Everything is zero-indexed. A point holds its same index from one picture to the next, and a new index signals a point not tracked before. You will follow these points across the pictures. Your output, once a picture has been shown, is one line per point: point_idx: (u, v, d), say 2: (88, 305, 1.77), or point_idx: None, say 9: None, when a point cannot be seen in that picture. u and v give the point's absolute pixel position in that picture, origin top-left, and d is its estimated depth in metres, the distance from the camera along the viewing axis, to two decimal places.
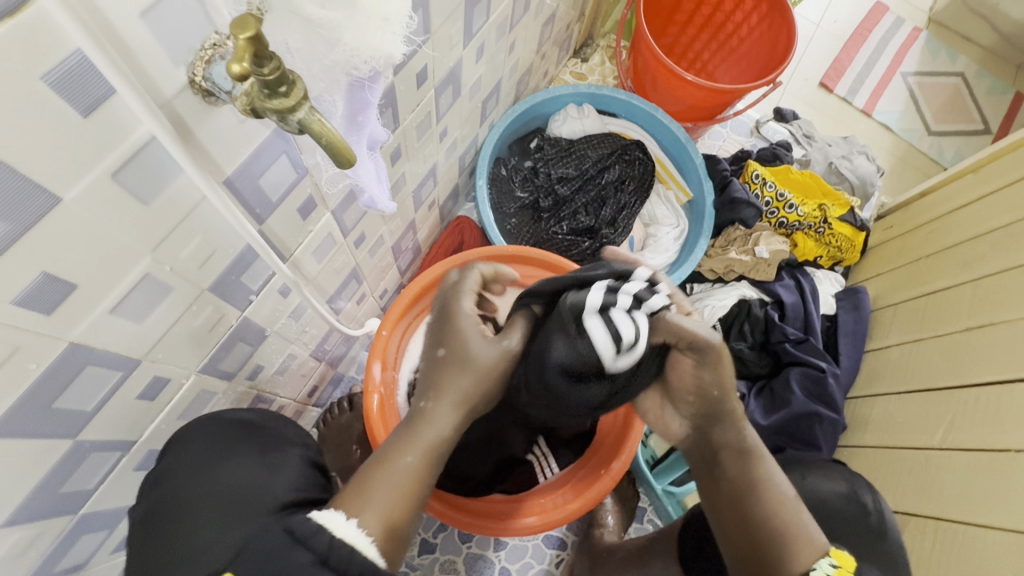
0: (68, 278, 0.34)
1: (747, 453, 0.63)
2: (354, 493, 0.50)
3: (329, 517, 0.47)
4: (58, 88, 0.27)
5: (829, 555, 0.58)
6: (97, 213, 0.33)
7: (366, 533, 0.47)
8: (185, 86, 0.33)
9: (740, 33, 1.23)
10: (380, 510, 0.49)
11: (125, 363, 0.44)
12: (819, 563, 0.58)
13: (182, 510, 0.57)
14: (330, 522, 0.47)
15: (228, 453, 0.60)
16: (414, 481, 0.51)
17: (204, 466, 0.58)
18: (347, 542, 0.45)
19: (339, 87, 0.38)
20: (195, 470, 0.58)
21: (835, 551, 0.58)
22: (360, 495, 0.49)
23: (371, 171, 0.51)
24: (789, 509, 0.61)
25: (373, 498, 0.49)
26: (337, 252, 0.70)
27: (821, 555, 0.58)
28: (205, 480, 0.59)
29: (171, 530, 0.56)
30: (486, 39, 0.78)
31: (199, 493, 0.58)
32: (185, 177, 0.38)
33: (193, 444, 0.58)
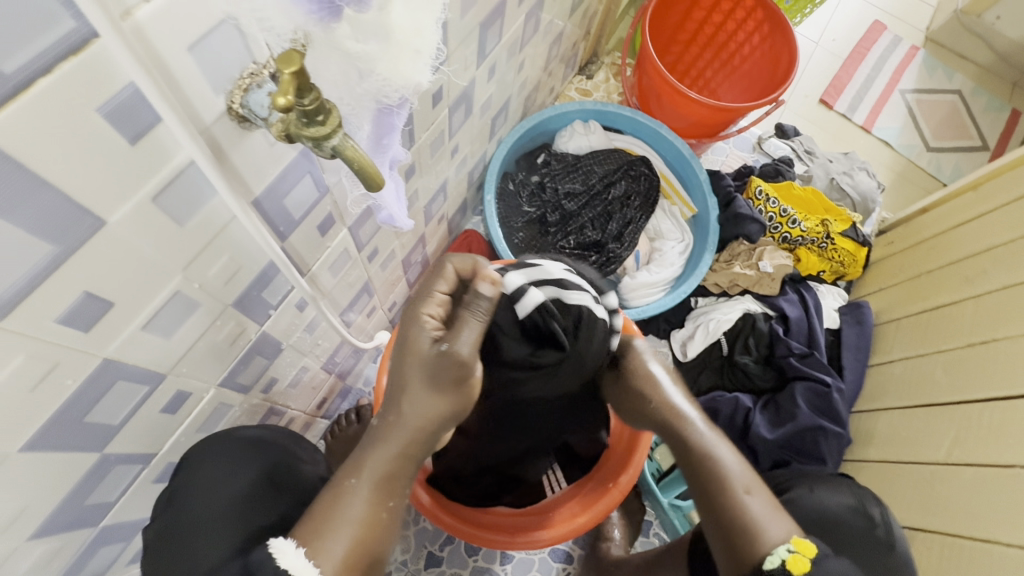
0: (106, 297, 0.35)
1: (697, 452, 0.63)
2: (307, 523, 0.51)
3: (282, 546, 0.51)
4: (110, 119, 0.29)
5: (789, 541, 0.57)
6: (136, 234, 0.35)
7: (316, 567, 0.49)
8: (223, 112, 0.35)
9: (742, 52, 1.26)
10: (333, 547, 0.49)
11: (151, 378, 0.45)
12: (777, 550, 0.56)
13: (193, 527, 0.58)
14: (280, 551, 0.51)
15: (237, 471, 0.61)
16: (371, 509, 0.51)
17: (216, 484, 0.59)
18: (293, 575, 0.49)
19: (367, 112, 0.40)
20: (206, 488, 0.59)
21: (795, 538, 0.57)
22: (316, 523, 0.51)
23: (391, 191, 0.52)
24: (740, 497, 0.60)
25: (333, 527, 0.50)
26: (351, 266, 0.71)
27: (780, 541, 0.57)
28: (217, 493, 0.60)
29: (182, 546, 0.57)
30: (498, 59, 0.80)
31: (210, 511, 0.59)
32: (218, 198, 0.39)
33: (206, 463, 0.58)
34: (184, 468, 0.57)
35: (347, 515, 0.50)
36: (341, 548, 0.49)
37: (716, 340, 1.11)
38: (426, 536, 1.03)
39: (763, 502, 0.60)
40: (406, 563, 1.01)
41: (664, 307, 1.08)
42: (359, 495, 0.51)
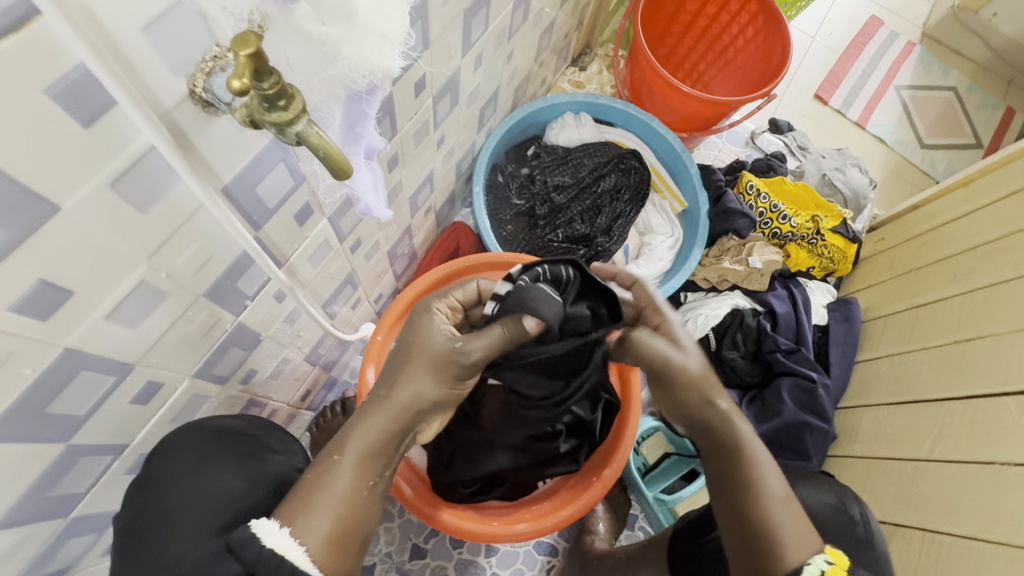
0: (65, 285, 0.35)
1: (740, 451, 0.63)
2: (295, 501, 0.51)
3: (263, 526, 0.49)
4: (60, 100, 0.28)
5: (827, 553, 0.57)
6: (94, 220, 0.34)
7: (301, 545, 0.49)
8: (184, 97, 0.34)
9: (736, 45, 1.25)
10: (322, 525, 0.49)
11: (119, 368, 0.44)
12: (814, 560, 0.56)
13: (163, 521, 0.56)
14: (261, 530, 0.49)
15: (208, 464, 0.59)
16: (353, 484, 0.51)
17: (192, 470, 0.58)
18: (277, 552, 0.48)
19: (337, 100, 0.39)
20: (177, 480, 0.57)
21: (832, 550, 0.57)
22: (304, 500, 0.50)
23: (368, 181, 0.51)
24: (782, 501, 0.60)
25: (323, 499, 0.50)
26: (332, 257, 0.70)
27: (818, 552, 0.57)
28: (189, 488, 0.58)
29: (152, 542, 0.55)
30: (485, 48, 0.79)
31: (180, 503, 0.58)
32: (184, 185, 0.38)
33: (174, 456, 0.57)
34: (152, 461, 0.56)
35: (336, 490, 0.51)
36: (328, 524, 0.50)
37: (704, 335, 1.10)
38: (411, 528, 1.03)
39: (799, 512, 0.60)
40: (391, 555, 1.01)
41: None
42: (345, 467, 0.51)
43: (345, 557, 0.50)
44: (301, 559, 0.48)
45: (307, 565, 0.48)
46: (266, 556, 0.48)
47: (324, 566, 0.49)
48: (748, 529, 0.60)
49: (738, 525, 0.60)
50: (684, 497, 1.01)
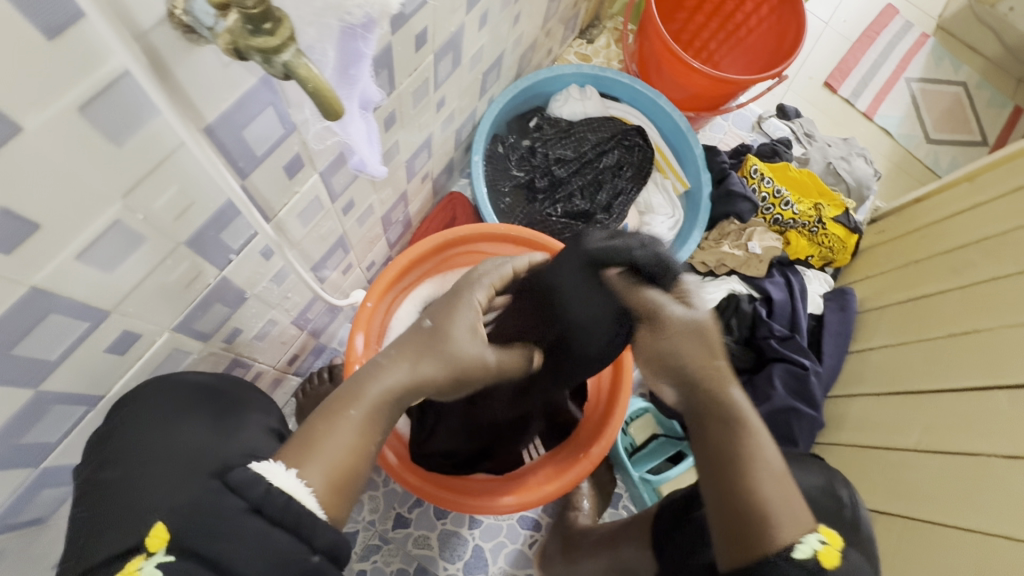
0: (30, 217, 0.32)
1: (739, 425, 0.60)
2: (297, 445, 0.50)
3: (267, 468, 0.47)
4: (22, 5, 0.25)
5: (818, 530, 0.56)
6: (60, 146, 0.31)
7: (307, 485, 0.47)
8: (163, 18, 0.31)
9: (749, 24, 1.21)
10: (320, 466, 0.49)
11: (92, 314, 0.42)
12: (808, 539, 0.55)
13: (131, 471, 0.51)
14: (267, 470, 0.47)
15: (180, 418, 0.55)
16: (358, 437, 0.52)
17: (165, 420, 0.54)
18: (285, 490, 0.46)
19: (329, 34, 0.36)
20: (144, 431, 0.52)
21: (825, 527, 0.57)
22: (305, 445, 0.50)
23: (363, 132, 0.48)
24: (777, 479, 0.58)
25: (315, 452, 0.49)
26: (323, 217, 0.68)
27: (812, 530, 0.56)
28: (160, 438, 0.53)
29: (118, 494, 0.50)
30: (490, 7, 0.76)
31: (151, 454, 0.52)
32: (162, 119, 0.36)
33: (143, 402, 0.53)
34: (115, 411, 0.52)
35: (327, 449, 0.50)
36: (326, 469, 0.49)
37: None
38: (395, 497, 1.02)
39: (792, 490, 0.58)
40: (374, 522, 1.00)
41: None
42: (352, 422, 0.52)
43: (342, 499, 0.50)
44: (306, 500, 0.46)
45: (312, 504, 0.47)
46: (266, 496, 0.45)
47: (326, 508, 0.48)
48: (742, 506, 0.57)
49: (729, 514, 0.58)
50: (669, 477, 1.01)
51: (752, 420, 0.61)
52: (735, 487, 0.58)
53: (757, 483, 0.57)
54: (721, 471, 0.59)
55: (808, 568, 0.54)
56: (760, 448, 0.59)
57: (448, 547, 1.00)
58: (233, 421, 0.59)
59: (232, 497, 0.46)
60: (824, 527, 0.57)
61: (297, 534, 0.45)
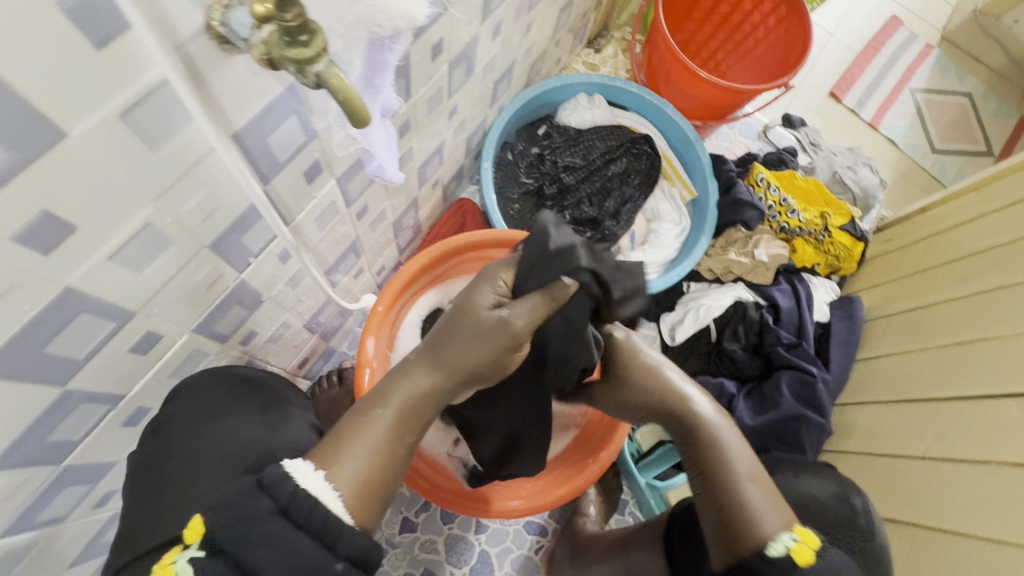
0: (69, 219, 0.33)
1: (710, 438, 0.64)
2: (329, 444, 0.52)
3: (296, 467, 0.49)
4: (73, 16, 0.26)
5: (794, 529, 0.58)
6: (99, 151, 0.32)
7: (335, 490, 0.49)
8: (201, 30, 0.33)
9: (755, 35, 1.23)
10: (349, 470, 0.50)
11: (120, 314, 0.43)
12: (783, 537, 0.57)
13: (177, 462, 0.56)
14: (296, 471, 0.49)
15: (228, 413, 0.60)
16: (388, 439, 0.53)
17: (210, 416, 0.58)
18: (309, 493, 0.47)
19: (359, 44, 0.38)
20: (197, 425, 0.57)
21: (799, 526, 0.58)
22: (338, 445, 0.52)
23: (383, 138, 0.50)
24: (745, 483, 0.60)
25: (347, 452, 0.51)
26: (338, 222, 0.69)
27: (785, 529, 0.58)
28: (205, 433, 0.58)
29: (165, 484, 0.55)
30: (503, 17, 0.77)
31: (195, 447, 0.57)
32: (194, 125, 0.37)
33: (195, 399, 0.58)
34: (167, 406, 0.57)
35: (354, 454, 0.51)
36: (357, 469, 0.51)
37: (705, 326, 1.09)
38: (402, 501, 1.03)
39: (767, 490, 0.60)
40: (381, 527, 1.01)
41: (656, 289, 1.07)
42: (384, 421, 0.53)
43: (372, 506, 0.51)
44: (336, 505, 0.48)
45: (340, 510, 0.48)
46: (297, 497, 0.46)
47: (355, 512, 0.50)
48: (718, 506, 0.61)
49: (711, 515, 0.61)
50: (676, 484, 1.01)
51: (725, 433, 0.65)
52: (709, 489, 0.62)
53: (730, 482, 0.61)
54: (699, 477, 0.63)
55: (782, 567, 0.56)
56: (732, 449, 0.63)
57: (455, 552, 1.01)
58: (275, 417, 0.65)
59: (261, 498, 0.46)
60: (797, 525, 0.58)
61: (320, 539, 0.45)
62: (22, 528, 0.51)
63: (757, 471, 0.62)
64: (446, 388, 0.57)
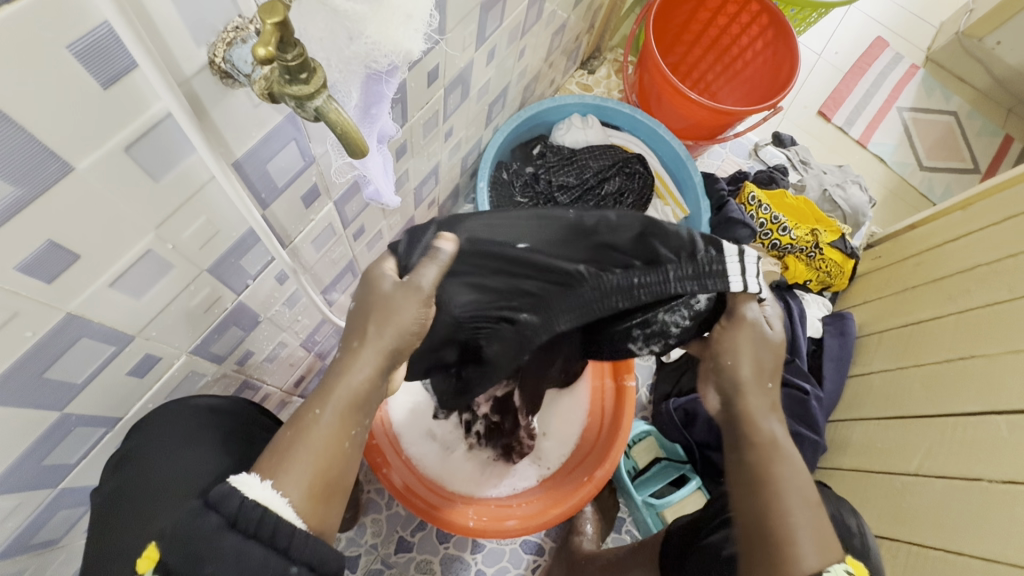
0: (72, 249, 0.34)
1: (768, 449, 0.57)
2: (270, 452, 0.45)
3: (243, 480, 0.44)
4: (81, 59, 0.28)
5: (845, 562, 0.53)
6: (106, 183, 0.33)
7: (284, 496, 0.43)
8: (204, 66, 0.34)
9: (744, 57, 1.26)
10: (297, 474, 0.44)
11: (119, 338, 0.44)
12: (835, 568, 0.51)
13: (145, 496, 0.55)
14: (241, 484, 0.43)
15: (193, 442, 0.58)
16: (336, 434, 0.46)
17: (174, 449, 0.56)
18: (258, 504, 0.42)
19: (356, 79, 0.39)
20: (162, 456, 0.56)
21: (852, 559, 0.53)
22: (278, 455, 0.45)
23: (379, 164, 0.51)
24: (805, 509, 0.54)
25: (292, 459, 0.44)
26: (336, 242, 0.70)
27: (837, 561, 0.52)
28: (173, 462, 0.57)
29: (134, 517, 0.54)
30: (498, 43, 0.79)
31: (158, 480, 0.56)
32: (196, 156, 0.38)
33: (158, 431, 0.55)
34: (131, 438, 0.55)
35: (302, 455, 0.44)
36: (304, 477, 0.44)
37: None
38: (398, 520, 1.02)
39: (821, 521, 0.54)
40: (377, 547, 1.00)
41: None
42: (326, 419, 0.45)
43: (328, 509, 0.45)
44: (283, 511, 0.43)
45: (290, 516, 0.43)
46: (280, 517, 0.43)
47: (308, 518, 0.44)
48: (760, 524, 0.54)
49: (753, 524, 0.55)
50: (673, 502, 1.01)
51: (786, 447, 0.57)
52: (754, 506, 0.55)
53: (781, 502, 0.54)
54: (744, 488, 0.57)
55: None
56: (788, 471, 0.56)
57: (451, 572, 1.00)
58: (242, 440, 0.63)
59: (208, 517, 0.43)
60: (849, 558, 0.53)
61: (272, 546, 0.42)
62: (15, 553, 0.51)
63: (812, 497, 0.55)
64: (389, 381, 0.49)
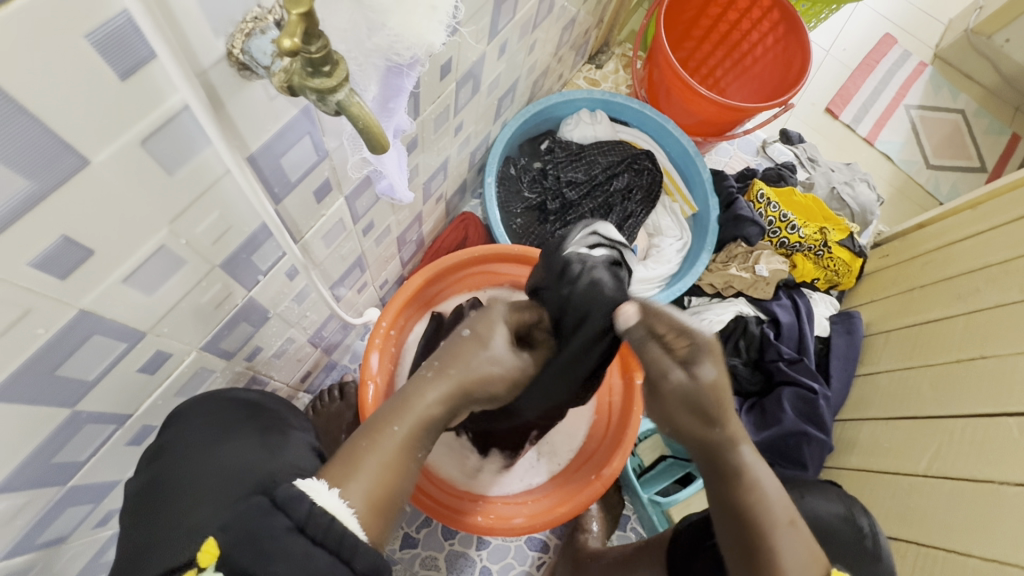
0: (86, 244, 0.34)
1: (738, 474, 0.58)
2: (340, 461, 0.49)
3: (312, 485, 0.46)
4: (100, 49, 0.27)
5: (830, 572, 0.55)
6: (121, 178, 0.33)
7: (348, 506, 0.46)
8: (222, 57, 0.33)
9: (754, 53, 1.25)
10: (365, 484, 0.48)
11: (130, 335, 0.43)
12: None
13: (180, 488, 0.55)
14: (310, 488, 0.46)
15: (228, 436, 0.60)
16: (399, 454, 0.50)
17: (208, 444, 0.58)
18: (327, 511, 0.44)
19: (375, 71, 0.38)
20: (197, 450, 0.57)
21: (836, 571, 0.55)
22: (349, 462, 0.49)
23: (394, 159, 0.50)
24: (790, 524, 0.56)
25: (362, 468, 0.48)
26: (345, 238, 0.69)
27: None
28: (211, 457, 0.57)
29: (169, 509, 0.54)
30: (509, 37, 0.78)
31: (197, 471, 0.56)
32: (211, 150, 0.37)
33: (192, 425, 0.58)
34: (164, 432, 0.57)
35: (367, 469, 0.48)
36: (367, 486, 0.48)
37: None
38: (403, 517, 1.02)
39: (806, 538, 0.56)
40: (381, 543, 1.00)
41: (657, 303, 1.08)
42: (397, 437, 0.50)
43: (383, 523, 0.49)
44: (349, 521, 0.45)
45: (355, 527, 0.46)
46: (314, 513, 0.44)
47: (367, 530, 0.47)
48: (748, 550, 0.56)
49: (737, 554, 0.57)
50: (679, 499, 1.01)
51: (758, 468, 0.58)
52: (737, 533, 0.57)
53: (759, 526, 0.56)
54: (727, 526, 0.58)
55: None
56: (775, 491, 0.57)
57: (456, 569, 1.00)
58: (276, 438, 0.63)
59: (276, 516, 0.44)
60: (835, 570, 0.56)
61: (338, 556, 0.43)
62: (23, 551, 0.50)
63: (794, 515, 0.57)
64: (462, 398, 0.55)
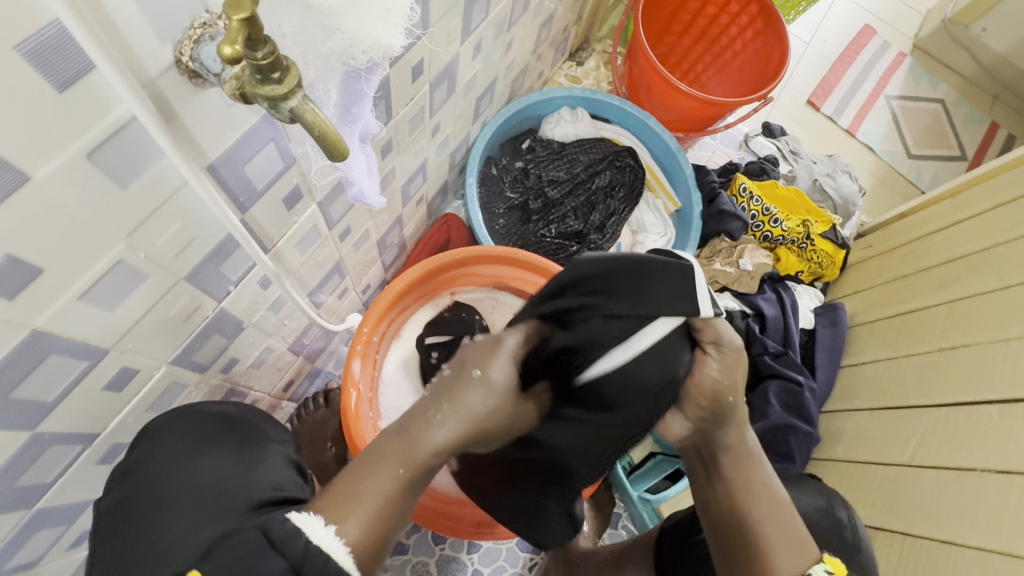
0: (34, 262, 0.32)
1: (742, 456, 0.59)
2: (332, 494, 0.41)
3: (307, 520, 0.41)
4: (33, 60, 0.26)
5: (823, 561, 0.58)
6: (68, 194, 0.32)
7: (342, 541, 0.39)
8: (170, 66, 0.32)
9: (734, 47, 1.24)
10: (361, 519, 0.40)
11: (93, 352, 0.42)
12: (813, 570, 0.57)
13: (153, 508, 0.55)
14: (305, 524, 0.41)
15: (200, 451, 0.59)
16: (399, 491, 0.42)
17: (178, 461, 0.57)
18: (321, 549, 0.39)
19: (335, 75, 0.38)
20: (166, 468, 0.56)
21: (828, 558, 0.58)
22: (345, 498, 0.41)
23: (362, 164, 0.49)
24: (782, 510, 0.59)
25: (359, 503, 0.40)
26: (321, 244, 0.68)
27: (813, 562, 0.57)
28: (183, 473, 0.57)
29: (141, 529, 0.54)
30: (484, 36, 0.77)
31: (167, 491, 0.56)
32: (167, 161, 0.36)
33: (163, 442, 0.56)
34: (131, 452, 0.55)
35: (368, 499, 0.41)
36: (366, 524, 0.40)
37: None
38: None
39: (792, 527, 0.58)
40: None
41: None
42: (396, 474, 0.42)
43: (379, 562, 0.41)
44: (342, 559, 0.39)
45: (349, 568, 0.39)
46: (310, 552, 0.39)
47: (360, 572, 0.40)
48: (740, 530, 0.58)
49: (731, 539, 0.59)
50: (669, 498, 0.99)
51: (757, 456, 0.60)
52: (726, 535, 0.59)
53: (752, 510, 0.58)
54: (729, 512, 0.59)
55: None
56: (762, 486, 0.59)
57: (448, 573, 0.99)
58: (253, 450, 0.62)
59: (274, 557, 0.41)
60: (827, 557, 0.58)
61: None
62: None
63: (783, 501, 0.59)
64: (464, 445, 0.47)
